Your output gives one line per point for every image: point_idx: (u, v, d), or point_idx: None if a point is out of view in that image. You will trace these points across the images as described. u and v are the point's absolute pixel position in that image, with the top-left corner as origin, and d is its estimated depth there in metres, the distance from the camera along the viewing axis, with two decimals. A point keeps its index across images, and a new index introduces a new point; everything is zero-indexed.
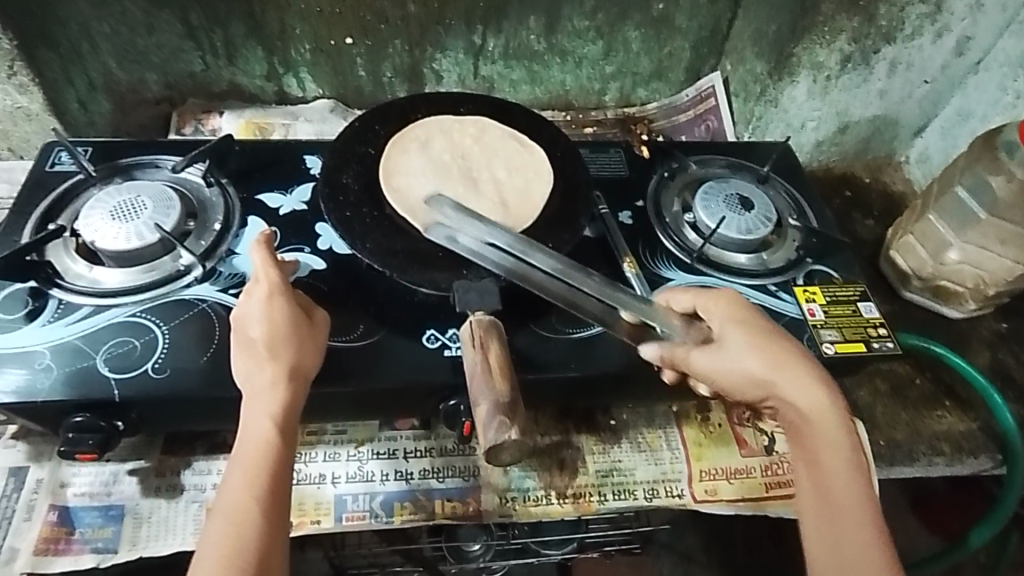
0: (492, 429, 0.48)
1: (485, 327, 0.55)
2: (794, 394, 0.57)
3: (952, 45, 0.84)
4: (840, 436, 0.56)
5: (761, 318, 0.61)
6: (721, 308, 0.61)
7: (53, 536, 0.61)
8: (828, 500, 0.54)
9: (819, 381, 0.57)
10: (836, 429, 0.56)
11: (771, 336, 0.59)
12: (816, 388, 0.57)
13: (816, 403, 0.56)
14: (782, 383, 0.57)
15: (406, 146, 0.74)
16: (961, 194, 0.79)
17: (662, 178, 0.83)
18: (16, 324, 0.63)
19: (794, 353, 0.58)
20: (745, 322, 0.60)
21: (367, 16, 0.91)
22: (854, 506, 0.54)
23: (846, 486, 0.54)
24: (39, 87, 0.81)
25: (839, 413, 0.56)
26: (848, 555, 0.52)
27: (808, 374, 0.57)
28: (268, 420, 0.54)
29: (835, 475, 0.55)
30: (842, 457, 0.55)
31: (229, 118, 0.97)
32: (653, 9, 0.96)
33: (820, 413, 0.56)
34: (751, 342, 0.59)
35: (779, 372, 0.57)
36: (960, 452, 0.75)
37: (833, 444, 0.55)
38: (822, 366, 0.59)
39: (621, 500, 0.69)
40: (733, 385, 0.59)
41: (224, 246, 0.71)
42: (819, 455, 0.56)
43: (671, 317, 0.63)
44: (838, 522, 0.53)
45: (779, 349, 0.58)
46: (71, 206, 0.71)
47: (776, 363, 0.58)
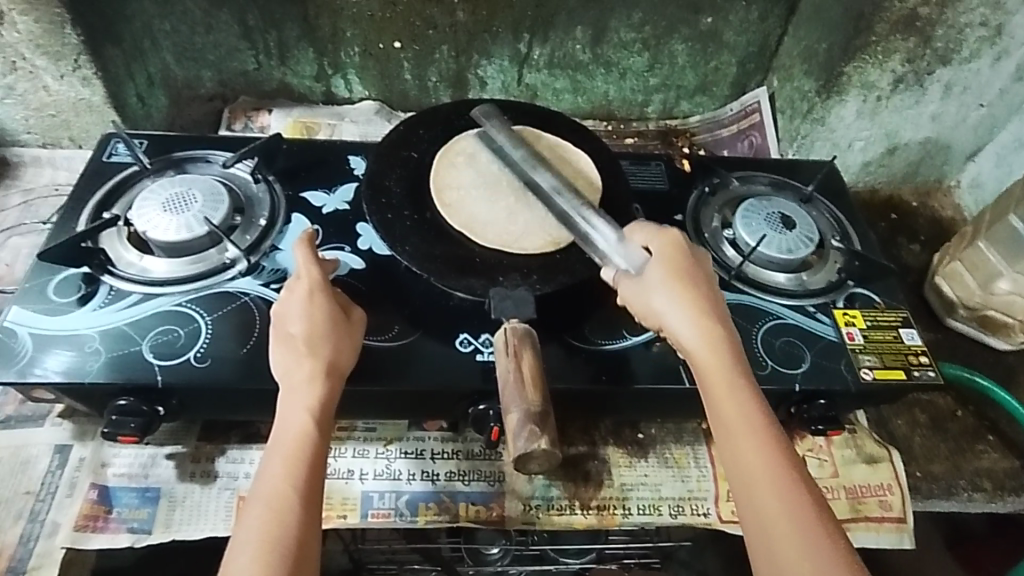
0: (523, 439, 0.47)
1: (519, 335, 0.55)
2: (678, 324, 0.57)
3: (1012, 71, 0.82)
4: (725, 363, 0.55)
5: (680, 257, 0.61)
6: (653, 247, 0.62)
7: (92, 514, 0.63)
8: (721, 426, 0.53)
9: (704, 310, 0.57)
10: (716, 354, 0.55)
11: (680, 273, 0.59)
12: (699, 317, 0.57)
13: (696, 332, 0.56)
14: (670, 314, 0.58)
15: (456, 158, 0.74)
16: (1015, 223, 0.76)
17: (703, 194, 0.82)
18: (70, 307, 0.66)
19: (688, 284, 0.59)
20: (661, 257, 0.61)
21: (416, 22, 0.92)
22: (743, 426, 0.52)
23: (734, 408, 0.53)
24: (100, 80, 0.83)
25: (718, 340, 0.56)
26: (750, 476, 0.50)
27: (693, 303, 0.58)
28: (306, 413, 0.56)
29: (719, 399, 0.53)
30: (728, 380, 0.54)
31: (278, 117, 0.99)
32: (701, 23, 0.96)
33: (700, 340, 0.56)
34: (657, 274, 0.59)
35: (670, 304, 0.58)
36: (1002, 490, 0.73)
37: (714, 368, 0.55)
38: (717, 300, 0.59)
39: (645, 515, 0.69)
40: (642, 315, 0.60)
41: (268, 241, 0.73)
42: (706, 382, 0.55)
43: (628, 245, 0.63)
44: (733, 446, 0.52)
45: (679, 282, 0.59)
46: (127, 196, 0.74)
47: (669, 292, 0.58)
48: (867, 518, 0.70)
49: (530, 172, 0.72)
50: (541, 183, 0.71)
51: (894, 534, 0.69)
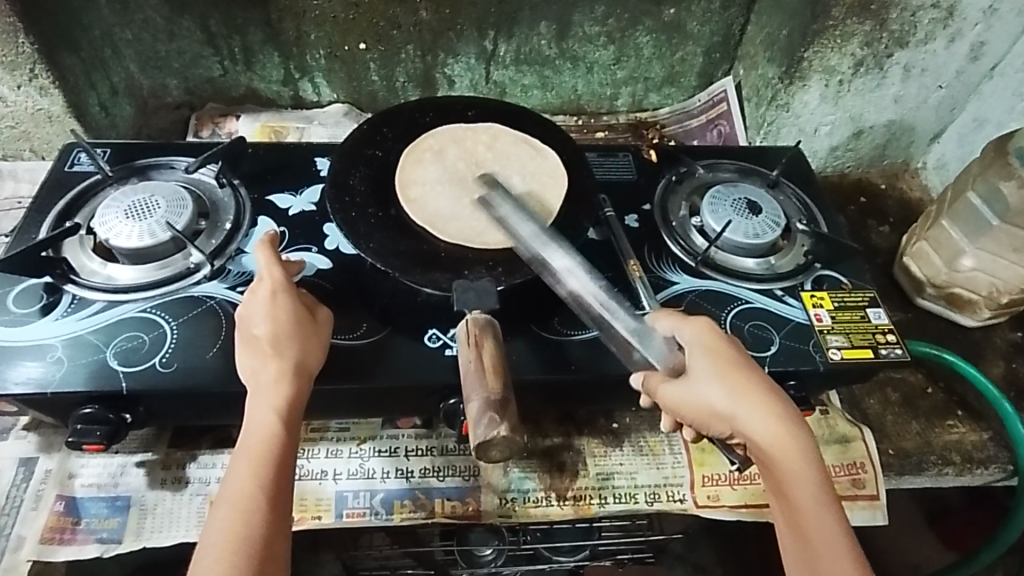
0: (482, 426, 0.47)
1: (480, 326, 0.55)
2: (750, 425, 0.54)
3: (966, 51, 0.83)
4: (804, 469, 0.51)
5: (733, 345, 0.58)
6: (696, 332, 0.58)
7: (59, 526, 0.63)
8: (806, 542, 0.50)
9: (778, 410, 0.54)
10: (797, 459, 0.52)
11: (740, 364, 0.56)
12: (773, 417, 0.53)
13: (773, 433, 0.53)
14: (742, 415, 0.54)
15: (423, 151, 0.74)
16: (974, 201, 0.77)
17: (670, 182, 0.83)
18: (32, 318, 0.65)
19: (753, 380, 0.55)
20: (714, 350, 0.57)
21: (380, 23, 0.92)
22: (829, 545, 0.49)
23: (822, 525, 0.50)
24: (59, 90, 0.81)
25: (796, 442, 0.52)
26: None
27: (762, 402, 0.54)
28: (272, 413, 0.55)
29: (805, 512, 0.50)
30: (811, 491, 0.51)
31: (246, 122, 0.99)
32: (664, 14, 0.96)
33: (777, 442, 0.52)
34: (718, 370, 0.56)
35: (737, 403, 0.54)
36: (970, 462, 0.73)
37: (796, 476, 0.51)
38: (784, 394, 0.55)
39: (621, 504, 0.69)
40: (698, 416, 0.56)
41: (234, 245, 0.72)
42: (788, 490, 0.51)
43: (653, 336, 0.61)
44: (822, 567, 0.48)
45: (743, 379, 0.55)
46: (89, 205, 0.73)
47: (736, 392, 0.54)
48: (840, 497, 0.70)
49: (540, 249, 0.65)
50: (549, 260, 0.65)
51: (867, 511, 0.70)
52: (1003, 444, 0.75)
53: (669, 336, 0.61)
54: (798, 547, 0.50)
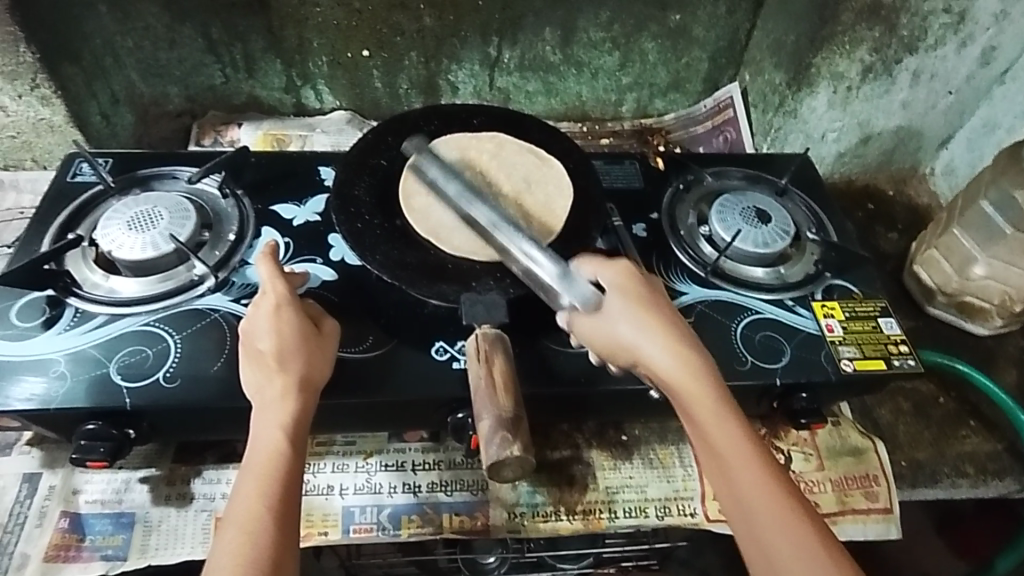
0: (494, 446, 0.46)
1: (490, 340, 0.54)
2: (655, 358, 0.54)
3: (977, 55, 0.81)
4: (704, 391, 0.52)
5: (641, 282, 0.59)
6: (610, 274, 0.60)
7: (63, 543, 0.62)
8: (722, 470, 0.50)
9: (681, 343, 0.54)
10: (699, 390, 0.52)
11: (646, 300, 0.57)
12: (677, 351, 0.54)
13: (673, 365, 0.53)
14: (647, 350, 0.54)
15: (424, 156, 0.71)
16: (987, 209, 0.77)
17: (677, 190, 0.82)
18: (34, 332, 0.65)
19: (659, 313, 0.56)
20: (625, 289, 0.58)
21: (383, 30, 0.91)
22: (733, 457, 0.50)
23: (732, 451, 0.50)
24: (61, 99, 0.80)
25: (695, 368, 0.53)
26: (750, 505, 0.48)
27: (665, 333, 0.54)
28: (279, 430, 0.54)
29: (707, 429, 0.51)
30: (718, 416, 0.51)
31: (248, 130, 0.98)
32: (669, 20, 0.95)
33: (682, 376, 0.53)
34: (624, 306, 0.56)
35: (641, 337, 0.55)
36: (985, 473, 0.73)
37: (702, 407, 0.51)
38: (688, 330, 0.56)
39: (632, 518, 0.68)
40: (609, 349, 0.57)
41: (237, 257, 0.71)
42: (697, 422, 0.51)
43: (576, 279, 0.61)
44: (732, 482, 0.49)
45: (648, 314, 0.56)
46: (91, 216, 0.72)
47: (641, 325, 0.55)
48: (854, 510, 0.69)
49: (469, 206, 0.68)
50: (478, 216, 0.67)
51: (881, 525, 0.69)
52: (1017, 454, 0.74)
53: (591, 279, 0.61)
54: (709, 467, 0.51)
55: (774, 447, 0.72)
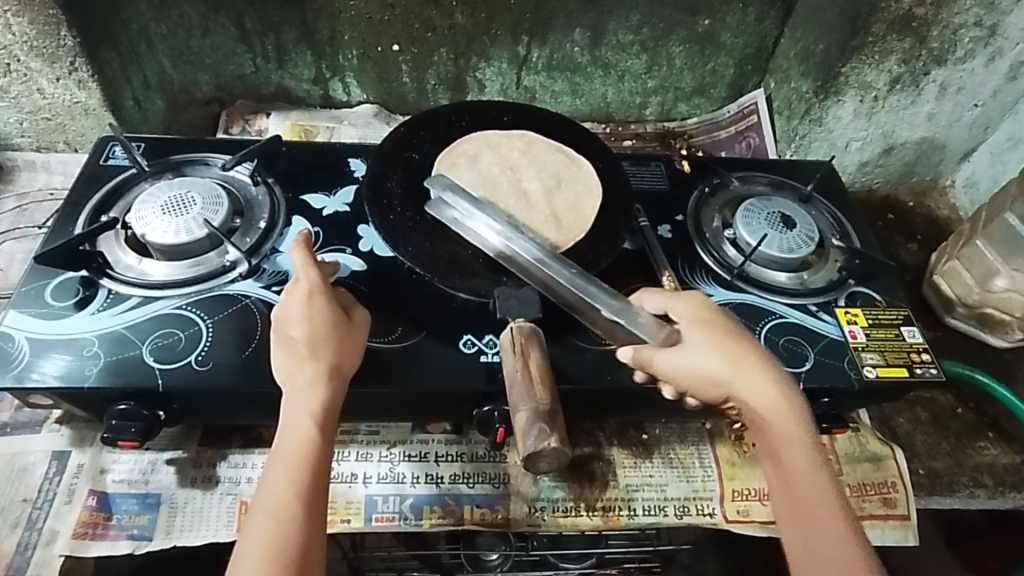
0: (531, 438, 0.46)
1: (526, 335, 0.54)
2: (749, 391, 0.57)
3: (1005, 69, 0.83)
4: (797, 429, 0.56)
5: (726, 318, 0.61)
6: (687, 308, 0.61)
7: (91, 521, 0.63)
8: (800, 499, 0.54)
9: (775, 378, 0.57)
10: (792, 427, 0.56)
11: (739, 337, 0.59)
12: (772, 386, 0.57)
13: (770, 400, 0.57)
14: (740, 383, 0.57)
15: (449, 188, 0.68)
16: (1011, 221, 0.77)
17: (703, 194, 0.83)
18: (67, 312, 0.65)
19: (750, 349, 0.59)
20: (708, 321, 0.60)
21: (415, 25, 0.92)
22: (819, 494, 0.54)
23: (812, 483, 0.54)
24: (97, 83, 0.81)
25: (792, 407, 0.57)
26: (819, 538, 0.52)
27: (764, 371, 0.58)
28: (308, 418, 0.55)
29: (796, 465, 0.55)
30: (805, 452, 0.55)
31: (276, 120, 0.99)
32: (699, 25, 0.96)
33: (777, 413, 0.56)
34: (713, 341, 0.58)
35: (739, 372, 0.57)
36: (1003, 485, 0.73)
37: (793, 443, 0.55)
38: (775, 363, 0.59)
39: (651, 516, 0.69)
40: (697, 385, 0.58)
41: (268, 244, 0.72)
42: (782, 452, 0.56)
43: (638, 314, 0.62)
44: (809, 517, 0.53)
45: (738, 347, 0.58)
46: (124, 199, 0.73)
47: (734, 359, 0.58)
48: (872, 515, 0.70)
49: (511, 241, 0.66)
50: (519, 251, 0.66)
51: (899, 532, 0.69)
52: None
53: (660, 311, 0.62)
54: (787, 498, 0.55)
55: None
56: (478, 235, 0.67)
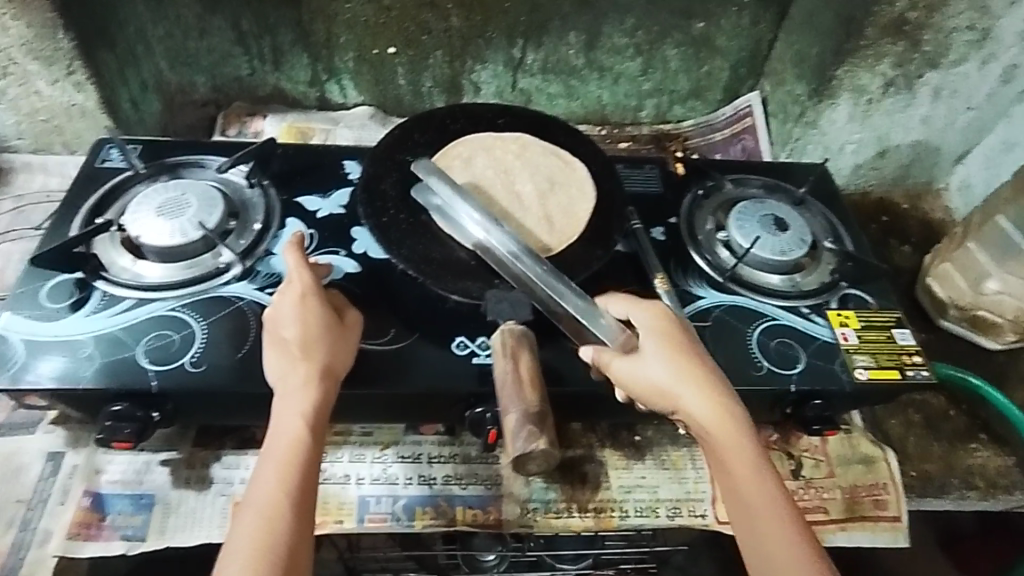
0: (521, 439, 0.47)
1: (516, 337, 0.55)
2: (692, 403, 0.54)
3: (998, 73, 0.83)
4: (742, 442, 0.53)
5: (680, 327, 0.59)
6: (644, 317, 0.60)
7: (85, 521, 0.63)
8: (750, 517, 0.51)
9: (718, 388, 0.55)
10: (736, 439, 0.53)
11: (684, 345, 0.57)
12: (716, 397, 0.54)
13: (712, 411, 0.54)
14: (683, 394, 0.54)
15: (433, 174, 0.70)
16: (1005, 226, 0.78)
17: (697, 196, 0.83)
18: (62, 313, 0.66)
19: (696, 358, 0.56)
20: (659, 330, 0.58)
21: (411, 28, 0.92)
22: (771, 514, 0.50)
23: (761, 498, 0.51)
24: (94, 86, 0.82)
25: (733, 418, 0.53)
26: (773, 559, 0.48)
27: (705, 381, 0.55)
28: (300, 418, 0.55)
29: (745, 481, 0.51)
30: (753, 466, 0.52)
31: (272, 121, 0.99)
32: (694, 28, 0.96)
33: (721, 425, 0.53)
34: (662, 350, 0.56)
35: (682, 381, 0.55)
36: (994, 488, 0.73)
37: (739, 457, 0.52)
38: (722, 375, 0.56)
39: (643, 517, 0.69)
40: (646, 394, 0.56)
41: (263, 246, 0.73)
42: (730, 468, 0.52)
43: (602, 318, 0.61)
44: (762, 537, 0.49)
45: (685, 357, 0.56)
46: (120, 201, 0.73)
47: (677, 368, 0.55)
48: (863, 517, 0.70)
49: (487, 234, 0.65)
50: (495, 244, 0.65)
51: (890, 534, 0.69)
52: None
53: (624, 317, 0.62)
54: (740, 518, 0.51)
55: (786, 453, 0.73)
56: (457, 225, 0.67)
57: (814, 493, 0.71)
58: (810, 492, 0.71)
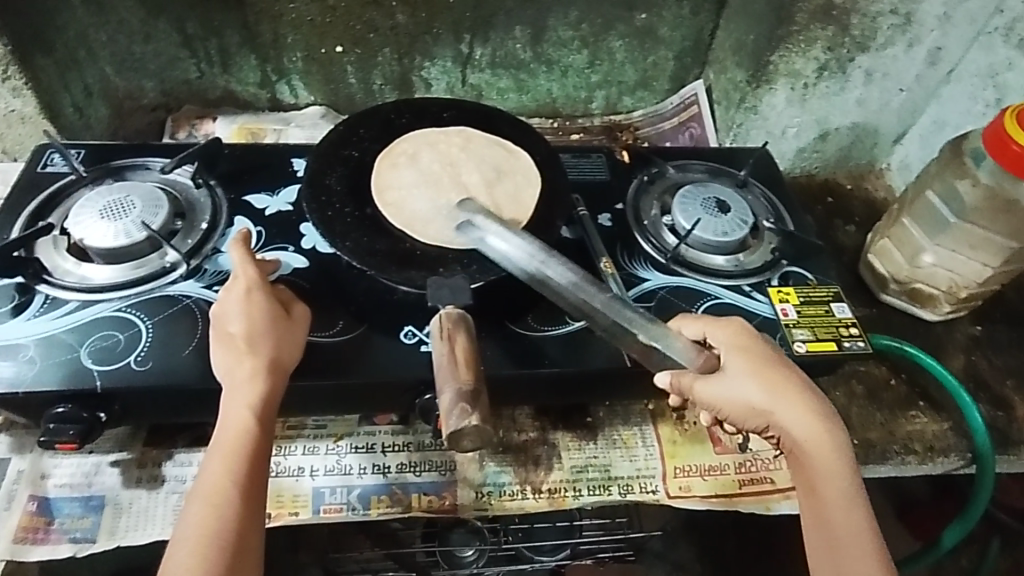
0: (454, 417, 0.48)
1: (453, 320, 0.56)
2: (788, 421, 0.57)
3: (924, 56, 0.86)
4: (838, 464, 0.56)
5: (764, 345, 0.61)
6: (723, 334, 0.62)
7: (32, 525, 0.63)
8: (835, 532, 0.55)
9: (813, 406, 0.57)
10: (834, 462, 0.56)
11: (776, 366, 0.59)
12: (810, 416, 0.57)
13: (811, 431, 0.57)
14: (782, 413, 0.57)
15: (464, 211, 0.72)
16: (933, 200, 0.82)
17: (642, 183, 0.85)
18: (3, 318, 0.65)
19: (791, 379, 0.59)
20: (744, 349, 0.60)
21: (357, 26, 0.93)
22: (855, 536, 0.54)
23: (847, 517, 0.55)
24: (32, 91, 0.81)
25: (833, 441, 0.56)
26: None
27: (802, 402, 0.58)
28: (247, 409, 0.56)
29: (834, 503, 0.55)
30: (843, 487, 0.56)
31: (222, 124, 0.99)
32: (636, 20, 0.98)
33: (817, 444, 0.56)
34: (752, 371, 0.59)
35: (778, 402, 0.57)
36: (931, 451, 0.76)
37: (831, 479, 0.56)
38: (817, 389, 0.59)
39: (595, 495, 0.71)
40: (737, 413, 0.58)
41: (210, 244, 0.73)
42: (821, 488, 0.56)
43: (677, 339, 0.61)
44: (844, 557, 0.54)
45: (777, 377, 0.58)
46: (63, 205, 0.73)
47: (772, 388, 0.58)
48: None
49: (544, 267, 0.66)
50: (552, 276, 0.65)
51: None
52: (962, 434, 0.78)
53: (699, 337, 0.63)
54: (820, 535, 0.55)
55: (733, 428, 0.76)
56: (507, 257, 0.66)
57: (759, 465, 0.74)
58: (755, 463, 0.74)
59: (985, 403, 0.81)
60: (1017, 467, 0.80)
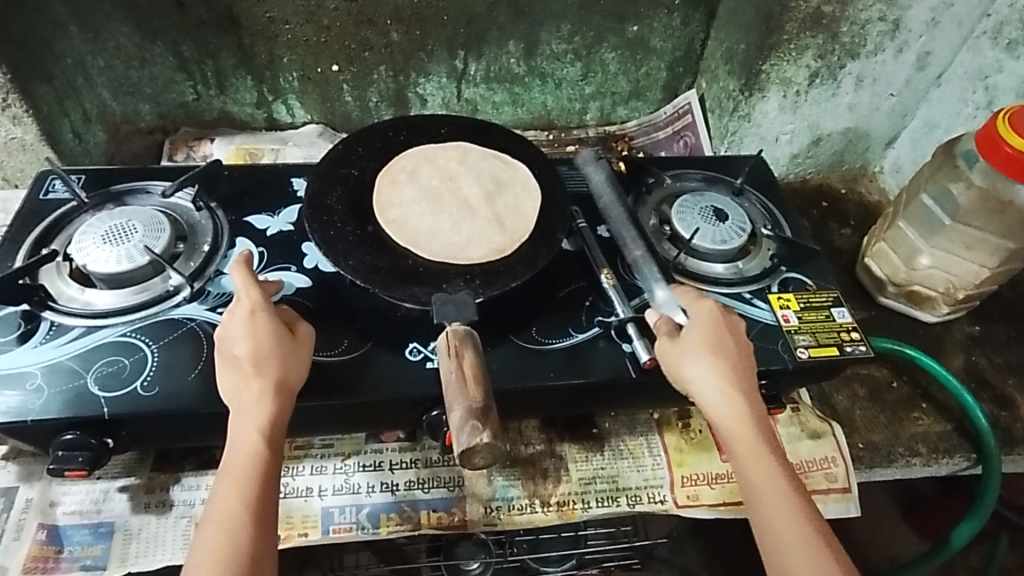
0: (465, 434, 0.49)
1: (460, 337, 0.56)
2: (708, 394, 0.60)
3: (914, 59, 0.89)
4: (751, 426, 0.59)
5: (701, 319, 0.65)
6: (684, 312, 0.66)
7: (42, 555, 0.62)
8: (755, 497, 0.56)
9: (728, 373, 0.61)
10: (746, 423, 0.59)
11: (705, 337, 0.63)
12: (728, 387, 0.60)
13: (726, 396, 0.60)
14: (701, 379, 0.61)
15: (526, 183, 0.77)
16: (927, 203, 0.83)
17: (640, 193, 0.85)
18: (9, 346, 0.65)
19: (716, 350, 0.62)
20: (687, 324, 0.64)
21: (352, 45, 0.94)
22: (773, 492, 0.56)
23: (765, 477, 0.56)
24: (33, 118, 0.80)
25: (745, 405, 0.59)
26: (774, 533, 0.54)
27: (720, 369, 0.61)
28: (256, 432, 0.56)
29: (751, 463, 0.57)
30: (761, 456, 0.57)
31: (220, 145, 1.00)
32: (627, 31, 1.00)
33: (731, 409, 0.59)
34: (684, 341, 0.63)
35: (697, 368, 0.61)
36: (936, 452, 0.77)
37: (745, 440, 0.58)
38: (740, 361, 0.62)
39: (604, 507, 0.71)
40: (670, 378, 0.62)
41: (213, 267, 0.73)
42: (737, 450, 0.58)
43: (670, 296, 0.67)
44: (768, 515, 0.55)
45: (709, 351, 0.62)
46: (66, 231, 0.74)
47: (696, 354, 0.62)
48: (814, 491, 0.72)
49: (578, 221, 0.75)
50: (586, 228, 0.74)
51: (840, 503, 0.72)
52: (966, 435, 0.78)
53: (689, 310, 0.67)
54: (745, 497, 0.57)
55: None
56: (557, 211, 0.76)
57: None
58: None
59: (986, 402, 0.82)
60: (1020, 465, 0.80)
